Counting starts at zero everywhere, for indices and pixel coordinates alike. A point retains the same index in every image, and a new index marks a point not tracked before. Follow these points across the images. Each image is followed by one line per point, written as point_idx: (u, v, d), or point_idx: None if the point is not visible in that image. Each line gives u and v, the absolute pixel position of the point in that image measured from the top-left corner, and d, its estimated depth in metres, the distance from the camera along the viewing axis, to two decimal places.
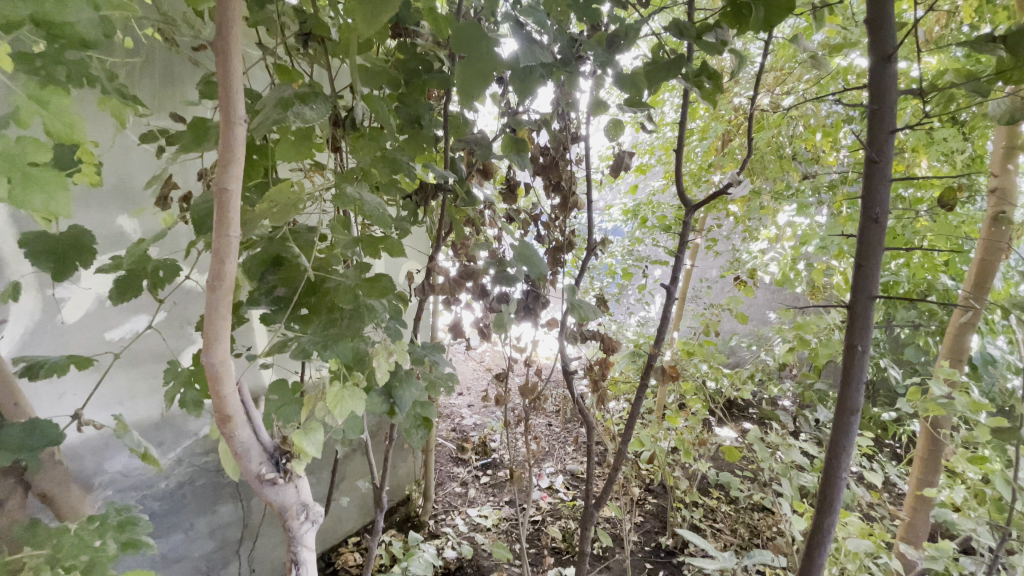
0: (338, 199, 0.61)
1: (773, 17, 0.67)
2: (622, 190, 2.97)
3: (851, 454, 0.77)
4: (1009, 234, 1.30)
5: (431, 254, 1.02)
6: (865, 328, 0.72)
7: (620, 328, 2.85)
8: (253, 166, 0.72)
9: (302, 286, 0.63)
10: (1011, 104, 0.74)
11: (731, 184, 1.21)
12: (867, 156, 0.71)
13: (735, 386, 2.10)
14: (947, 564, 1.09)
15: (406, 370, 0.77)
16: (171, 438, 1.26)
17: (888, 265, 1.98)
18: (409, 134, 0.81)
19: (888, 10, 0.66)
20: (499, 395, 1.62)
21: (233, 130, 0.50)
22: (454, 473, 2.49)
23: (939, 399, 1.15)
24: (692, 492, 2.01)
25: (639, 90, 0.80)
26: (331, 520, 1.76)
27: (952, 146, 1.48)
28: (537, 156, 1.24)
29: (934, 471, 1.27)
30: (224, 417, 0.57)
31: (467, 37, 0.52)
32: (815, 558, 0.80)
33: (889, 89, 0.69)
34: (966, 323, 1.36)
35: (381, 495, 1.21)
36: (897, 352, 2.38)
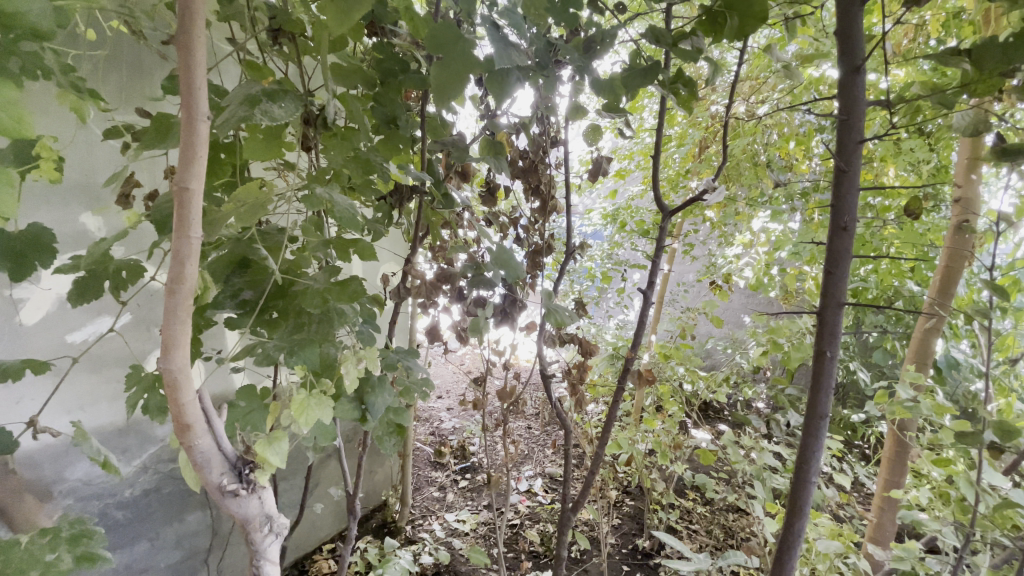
0: (306, 200, 0.59)
1: (747, 27, 0.68)
2: (602, 194, 2.99)
3: (820, 458, 0.78)
4: (970, 242, 1.34)
5: (407, 256, 1.00)
6: (834, 334, 0.74)
7: (599, 331, 2.87)
8: (220, 164, 0.70)
9: (269, 290, 0.62)
10: (976, 116, 0.75)
11: (707, 190, 1.23)
12: (837, 165, 0.72)
13: (710, 389, 2.13)
14: (913, 564, 1.12)
15: (379, 375, 0.75)
16: (136, 444, 1.21)
17: (858, 271, 2.04)
18: (385, 134, 0.81)
19: (856, 21, 0.68)
20: (477, 398, 1.61)
21: (195, 127, 0.48)
22: (432, 477, 2.46)
23: (905, 401, 1.18)
24: (668, 494, 2.03)
25: (616, 96, 0.80)
26: (306, 527, 1.72)
27: (918, 156, 1.54)
28: (517, 159, 1.24)
29: (900, 472, 1.30)
30: (183, 426, 0.55)
31: (445, 40, 0.53)
32: (786, 560, 0.81)
33: (858, 100, 0.70)
34: (931, 328, 1.40)
35: (354, 502, 1.18)
36: (866, 355, 2.45)
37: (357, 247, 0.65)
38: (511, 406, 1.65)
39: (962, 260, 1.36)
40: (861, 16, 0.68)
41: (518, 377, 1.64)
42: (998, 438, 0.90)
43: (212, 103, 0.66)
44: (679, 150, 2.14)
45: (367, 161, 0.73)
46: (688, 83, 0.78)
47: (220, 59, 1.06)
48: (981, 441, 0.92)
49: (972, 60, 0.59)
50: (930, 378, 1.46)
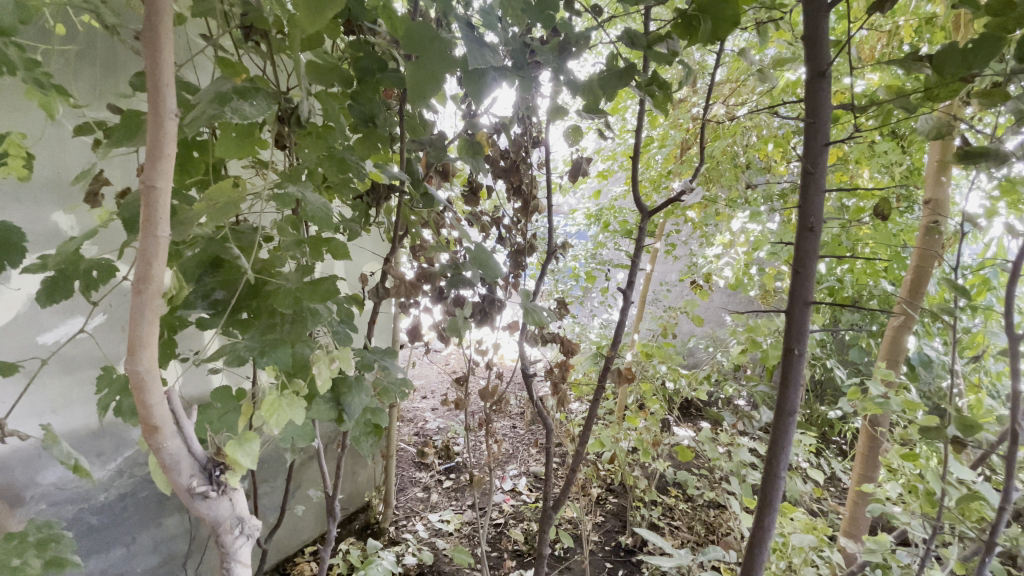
0: (277, 199, 0.58)
1: (720, 31, 0.69)
2: (586, 194, 3.01)
3: (790, 454, 0.79)
4: (939, 242, 1.38)
5: (386, 255, 0.99)
6: (802, 332, 0.75)
7: (583, 330, 2.88)
8: (193, 163, 0.68)
9: (241, 289, 0.61)
10: (939, 119, 0.77)
11: (685, 191, 1.24)
12: (804, 167, 0.74)
13: (692, 387, 2.16)
14: (884, 556, 1.15)
15: (355, 376, 0.75)
16: (111, 448, 1.19)
17: (834, 270, 2.08)
18: (362, 133, 0.81)
19: (822, 28, 0.69)
20: (459, 398, 1.61)
21: (163, 124, 0.48)
22: (416, 478, 2.45)
23: (876, 398, 1.21)
24: (650, 491, 2.05)
25: (595, 97, 0.81)
26: (287, 529, 1.70)
27: (891, 159, 1.57)
28: (498, 159, 1.24)
29: (874, 466, 1.33)
30: (151, 427, 0.54)
31: (421, 39, 0.53)
32: (757, 555, 0.82)
33: (824, 104, 0.72)
34: (901, 326, 1.44)
35: (334, 504, 1.17)
36: (843, 353, 2.50)
37: (330, 247, 0.64)
38: (493, 406, 1.65)
39: (931, 260, 1.40)
40: (828, 23, 0.69)
41: (500, 376, 1.64)
42: (960, 432, 0.92)
43: (182, 100, 0.65)
44: (660, 151, 2.17)
45: (343, 160, 0.72)
46: (662, 86, 0.79)
47: (194, 54, 1.04)
48: (945, 436, 0.93)
49: (933, 66, 0.60)
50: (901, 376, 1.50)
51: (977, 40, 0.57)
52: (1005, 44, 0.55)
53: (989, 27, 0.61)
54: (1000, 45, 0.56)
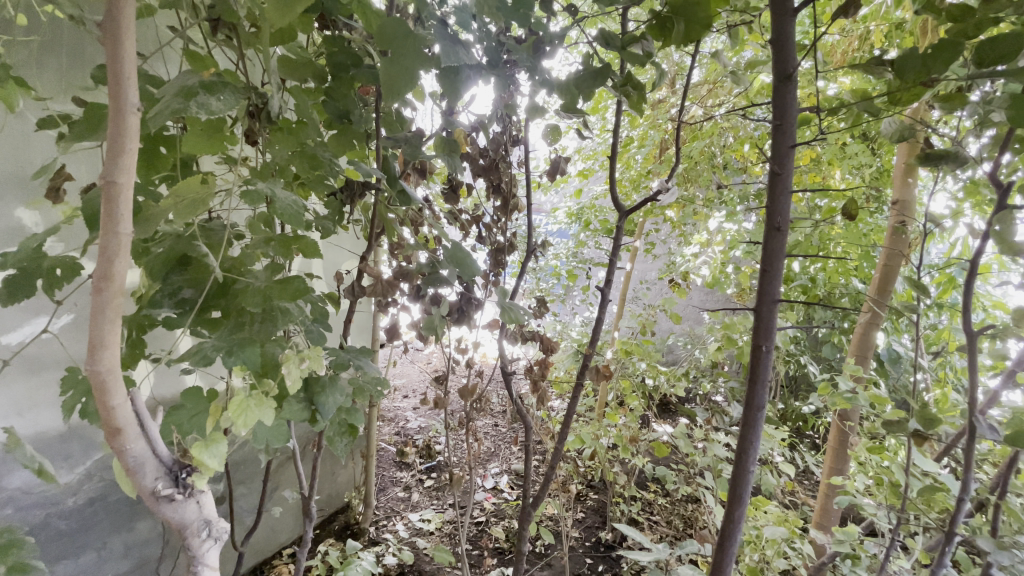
0: (245, 196, 0.57)
1: (693, 33, 0.70)
2: (567, 192, 3.03)
3: (759, 447, 0.81)
4: (906, 243, 1.43)
5: (362, 254, 0.98)
6: (769, 329, 0.77)
7: (565, 328, 2.90)
8: (159, 158, 0.66)
9: (210, 288, 0.60)
10: (902, 123, 0.80)
11: (661, 192, 1.25)
12: (771, 168, 0.76)
13: (670, 383, 2.19)
14: (853, 546, 1.18)
15: (329, 375, 0.74)
16: (79, 451, 1.15)
17: (807, 269, 2.13)
18: (337, 129, 0.80)
19: (790, 31, 0.70)
20: (439, 397, 1.60)
21: (125, 118, 0.47)
22: (396, 478, 2.44)
23: (845, 393, 1.25)
24: (630, 487, 2.08)
25: (573, 98, 0.81)
26: (265, 532, 1.68)
27: (862, 160, 1.64)
28: (477, 157, 1.23)
29: (844, 460, 1.37)
30: (113, 430, 0.53)
31: (394, 35, 0.53)
32: (728, 547, 0.84)
33: (790, 106, 0.73)
34: (870, 323, 1.49)
35: (310, 505, 1.16)
36: (816, 350, 2.56)
37: (301, 245, 0.63)
38: (474, 404, 1.66)
39: (898, 260, 1.44)
40: (795, 26, 0.70)
41: (480, 375, 1.64)
42: (921, 425, 0.95)
43: (147, 94, 0.63)
44: (640, 151, 2.19)
45: (314, 157, 0.71)
46: (637, 86, 0.80)
47: (163, 46, 1.01)
48: (907, 429, 0.96)
49: (895, 70, 0.62)
50: (871, 371, 1.54)
51: (935, 45, 0.58)
52: (963, 49, 0.57)
53: (950, 33, 0.63)
54: (958, 50, 0.58)
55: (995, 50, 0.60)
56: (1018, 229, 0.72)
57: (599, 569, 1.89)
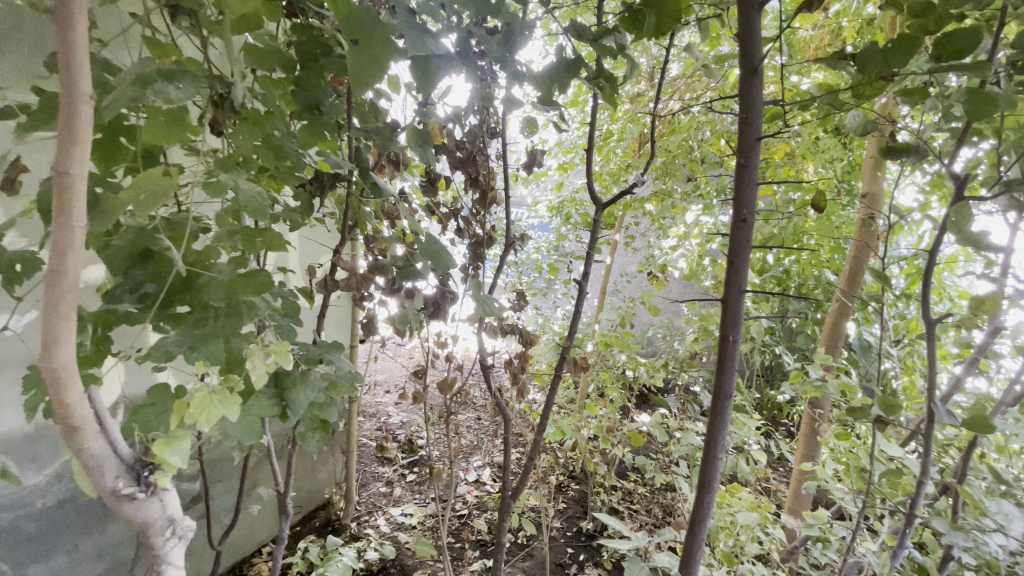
0: (206, 186, 0.55)
1: (663, 25, 0.71)
2: (548, 186, 3.03)
3: (727, 434, 0.82)
4: (873, 236, 1.46)
5: (335, 247, 0.96)
6: (736, 319, 0.78)
7: (547, 321, 2.92)
8: (119, 148, 0.64)
9: (172, 282, 0.59)
10: (865, 116, 0.82)
11: (636, 185, 1.27)
12: (738, 160, 0.77)
13: (650, 374, 2.22)
14: (822, 530, 1.22)
15: (300, 370, 0.73)
16: (47, 452, 1.11)
17: (782, 261, 2.17)
18: (307, 120, 0.77)
19: (755, 25, 0.71)
20: (418, 391, 1.59)
21: (76, 107, 0.45)
22: (378, 473, 2.43)
23: (815, 381, 1.28)
24: (610, 477, 2.11)
25: (549, 90, 0.81)
26: (243, 530, 1.66)
27: (833, 154, 1.68)
28: (454, 150, 1.22)
29: (814, 446, 1.41)
30: (71, 428, 0.51)
31: (363, 24, 0.52)
32: (699, 533, 0.86)
33: (756, 100, 0.74)
34: (840, 313, 1.52)
35: (286, 501, 1.15)
36: (791, 340, 2.62)
37: (264, 238, 0.60)
38: (454, 397, 1.65)
39: (867, 253, 1.48)
40: (760, 20, 0.71)
41: (460, 369, 1.64)
42: (882, 412, 0.98)
43: (104, 82, 0.60)
44: (620, 145, 2.20)
45: (281, 148, 0.70)
46: (609, 79, 0.80)
47: (125, 33, 0.97)
48: (869, 415, 0.99)
49: (857, 65, 0.62)
50: (843, 361, 1.58)
51: (896, 39, 0.59)
52: (920, 45, 0.58)
53: (912, 28, 0.64)
54: (914, 45, 0.59)
55: (952, 45, 0.60)
56: (973, 220, 0.73)
57: (580, 558, 1.92)
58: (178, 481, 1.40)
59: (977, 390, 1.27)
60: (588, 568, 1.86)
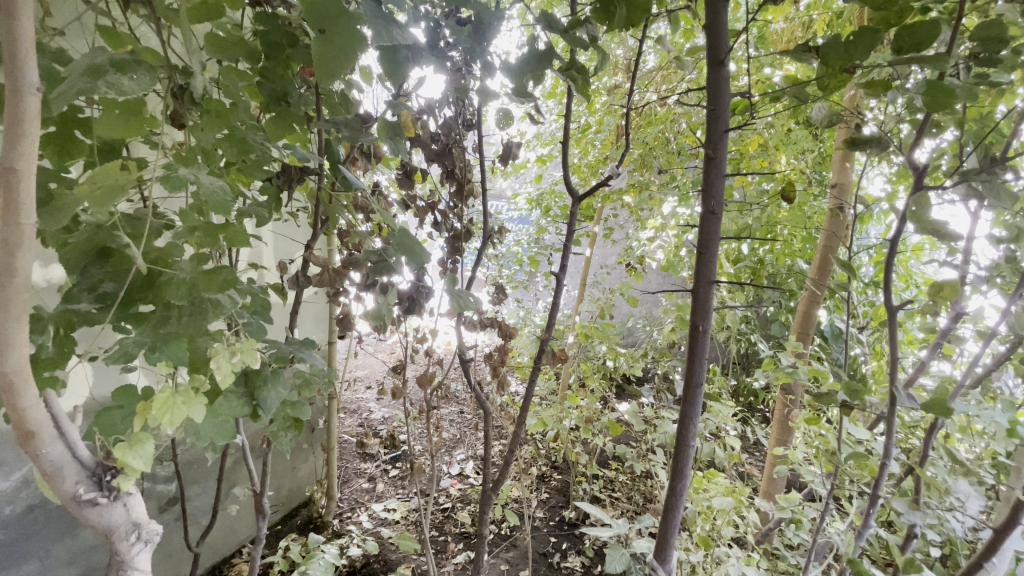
0: (165, 181, 0.53)
1: (634, 17, 0.71)
2: (527, 178, 3.03)
3: (698, 422, 0.84)
4: (842, 225, 1.50)
5: (307, 242, 0.94)
6: (706, 309, 0.79)
7: (528, 313, 2.93)
8: (73, 143, 0.61)
9: (132, 280, 0.57)
10: (831, 108, 0.83)
11: (612, 177, 1.27)
12: (706, 152, 0.77)
13: (629, 364, 2.25)
14: (794, 511, 1.26)
15: (271, 369, 0.72)
16: (14, 457, 1.07)
17: (756, 251, 2.22)
18: (275, 112, 0.76)
19: (722, 16, 0.71)
20: (397, 387, 1.58)
21: (22, 98, 0.43)
22: (360, 469, 2.42)
23: (787, 368, 1.31)
24: (591, 466, 2.13)
25: (523, 82, 0.80)
26: (221, 530, 1.64)
27: (804, 146, 1.72)
28: (429, 142, 1.21)
29: (787, 431, 1.46)
30: (27, 433, 0.50)
31: (328, 13, 0.50)
32: (671, 520, 0.87)
33: (722, 92, 0.75)
34: (811, 301, 1.56)
35: (263, 501, 1.13)
36: (765, 329, 2.68)
37: (227, 233, 0.59)
38: (435, 392, 1.65)
39: (836, 243, 1.52)
40: (726, 11, 0.72)
41: (440, 363, 1.63)
42: (847, 397, 1.00)
43: (54, 72, 0.58)
44: (598, 137, 2.20)
45: (244, 141, 0.68)
46: (582, 70, 0.80)
47: (77, 22, 0.93)
48: (835, 400, 1.02)
49: (821, 56, 0.63)
50: (815, 348, 1.62)
51: (857, 32, 0.60)
52: (880, 37, 0.59)
53: (875, 20, 0.64)
54: (875, 36, 0.60)
55: (912, 36, 0.61)
56: (932, 209, 0.75)
57: (563, 547, 1.94)
58: (152, 483, 1.37)
59: (941, 374, 1.32)
60: (571, 556, 1.89)
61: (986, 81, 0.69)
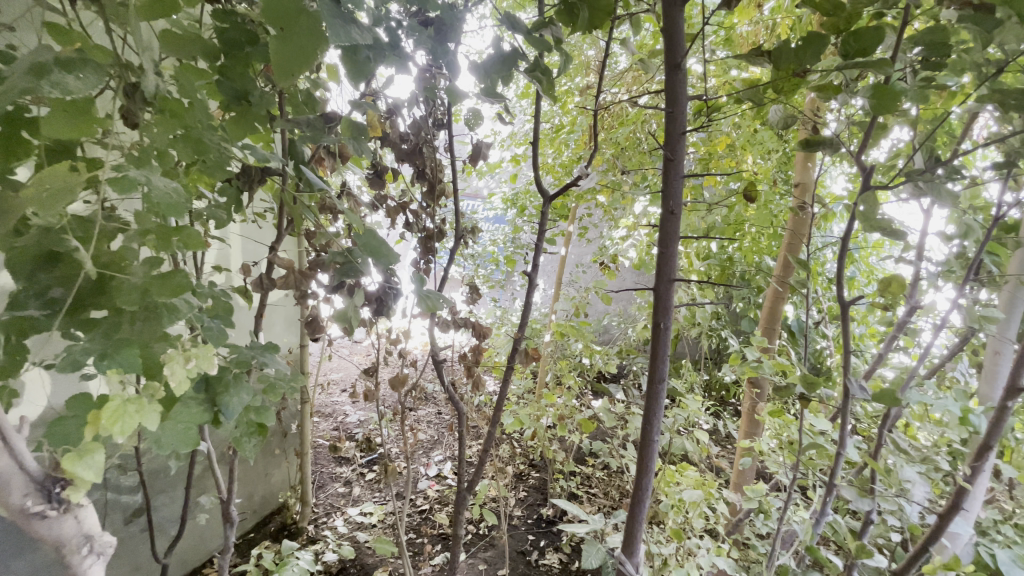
0: (116, 183, 0.52)
1: (597, 20, 0.72)
2: (502, 177, 3.03)
3: (662, 417, 0.86)
4: (805, 223, 1.55)
5: (271, 244, 0.93)
6: (666, 307, 0.81)
7: (505, 313, 2.93)
8: (20, 143, 0.58)
9: (84, 285, 0.55)
10: (786, 111, 0.86)
11: (582, 177, 1.28)
12: (664, 154, 0.79)
13: (604, 362, 2.28)
14: (761, 502, 1.29)
15: (234, 374, 0.70)
16: None
17: (725, 248, 2.27)
18: (236, 112, 0.72)
19: (678, 21, 0.73)
20: (371, 389, 1.56)
21: None
22: (336, 473, 2.39)
23: (752, 362, 1.34)
24: (568, 463, 2.15)
25: (491, 82, 0.80)
26: (190, 540, 1.60)
27: (768, 146, 1.76)
28: (399, 142, 1.20)
29: (755, 423, 1.49)
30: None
31: (287, 12, 0.50)
32: (638, 514, 0.89)
33: (680, 94, 0.76)
34: (777, 297, 1.61)
35: (231, 508, 1.11)
36: (735, 325, 2.75)
37: (182, 237, 0.58)
38: (409, 394, 1.64)
39: (798, 241, 1.57)
40: (683, 16, 0.73)
41: (414, 364, 1.62)
42: (805, 389, 1.03)
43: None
44: (571, 137, 2.22)
45: (201, 141, 0.66)
46: (546, 72, 0.81)
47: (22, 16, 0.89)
48: (795, 393, 1.05)
49: (772, 62, 0.66)
50: (781, 342, 1.66)
51: (805, 38, 0.62)
52: (827, 42, 0.61)
53: (826, 26, 0.66)
54: (823, 42, 0.62)
55: (858, 42, 0.64)
56: (879, 209, 0.78)
57: (541, 544, 1.96)
58: (116, 494, 1.33)
59: (899, 365, 1.37)
60: (548, 553, 1.90)
61: (931, 86, 0.73)
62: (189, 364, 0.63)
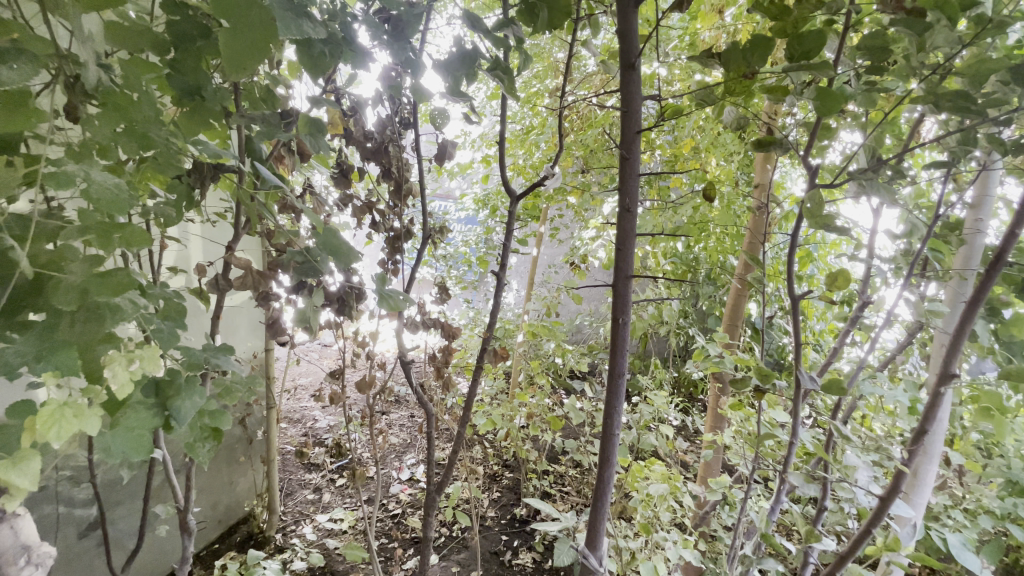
0: (50, 178, 0.50)
1: (556, 20, 0.73)
2: (473, 177, 3.03)
3: (623, 410, 0.87)
4: (766, 221, 1.60)
5: (227, 243, 0.90)
6: (625, 303, 0.82)
7: (477, 314, 2.92)
8: None
9: (19, 285, 0.53)
10: (739, 112, 0.89)
11: (548, 177, 1.28)
12: (621, 153, 0.80)
13: (576, 361, 2.29)
14: (725, 493, 1.33)
15: (186, 378, 0.68)
16: None
17: (691, 248, 2.33)
18: (188, 107, 0.70)
19: (633, 22, 0.75)
20: (338, 392, 1.53)
21: None
22: (305, 480, 2.33)
23: (716, 357, 1.38)
24: (542, 462, 2.16)
25: (452, 80, 0.79)
26: (149, 553, 1.54)
27: (731, 148, 1.80)
28: (363, 141, 1.18)
29: (719, 417, 1.53)
30: None
31: (236, 5, 0.48)
32: (602, 508, 0.90)
33: (635, 94, 0.78)
34: (739, 294, 1.65)
35: (189, 518, 1.07)
36: (702, 323, 2.82)
37: (124, 233, 0.56)
38: (378, 396, 1.61)
39: (759, 239, 1.61)
40: (637, 19, 0.75)
41: (383, 366, 1.60)
42: (761, 381, 1.06)
43: None
44: (541, 138, 2.23)
45: (146, 135, 0.63)
46: (507, 71, 0.82)
47: None
48: (752, 385, 1.08)
49: (722, 64, 0.68)
50: (745, 338, 1.71)
51: (752, 40, 0.64)
52: (773, 45, 0.64)
53: (775, 30, 0.69)
54: (769, 45, 0.64)
55: (802, 45, 0.66)
56: (826, 206, 0.80)
57: (514, 544, 1.96)
58: (69, 508, 1.26)
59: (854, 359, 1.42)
60: (521, 553, 1.91)
61: (874, 90, 0.76)
62: (133, 366, 0.61)
